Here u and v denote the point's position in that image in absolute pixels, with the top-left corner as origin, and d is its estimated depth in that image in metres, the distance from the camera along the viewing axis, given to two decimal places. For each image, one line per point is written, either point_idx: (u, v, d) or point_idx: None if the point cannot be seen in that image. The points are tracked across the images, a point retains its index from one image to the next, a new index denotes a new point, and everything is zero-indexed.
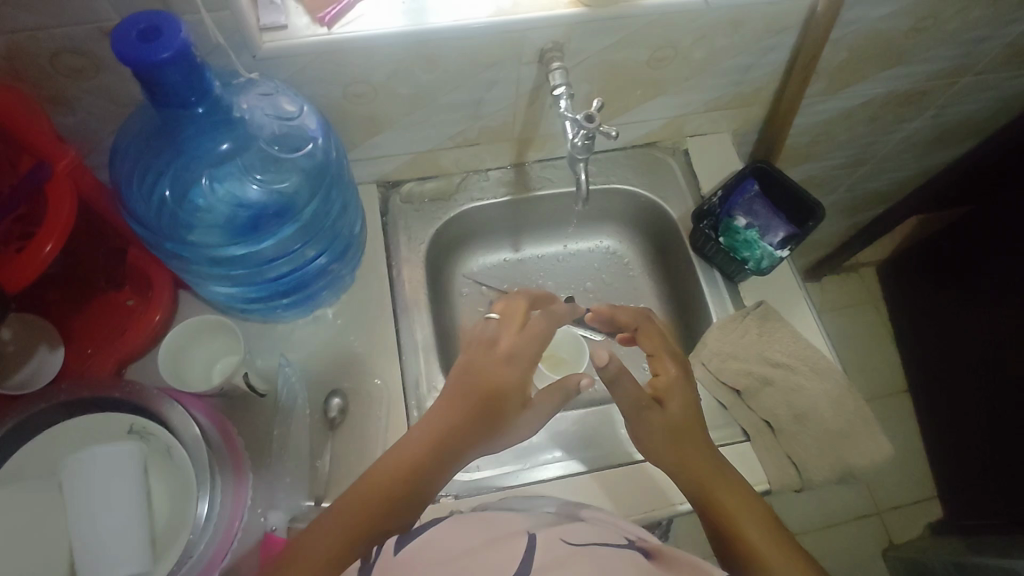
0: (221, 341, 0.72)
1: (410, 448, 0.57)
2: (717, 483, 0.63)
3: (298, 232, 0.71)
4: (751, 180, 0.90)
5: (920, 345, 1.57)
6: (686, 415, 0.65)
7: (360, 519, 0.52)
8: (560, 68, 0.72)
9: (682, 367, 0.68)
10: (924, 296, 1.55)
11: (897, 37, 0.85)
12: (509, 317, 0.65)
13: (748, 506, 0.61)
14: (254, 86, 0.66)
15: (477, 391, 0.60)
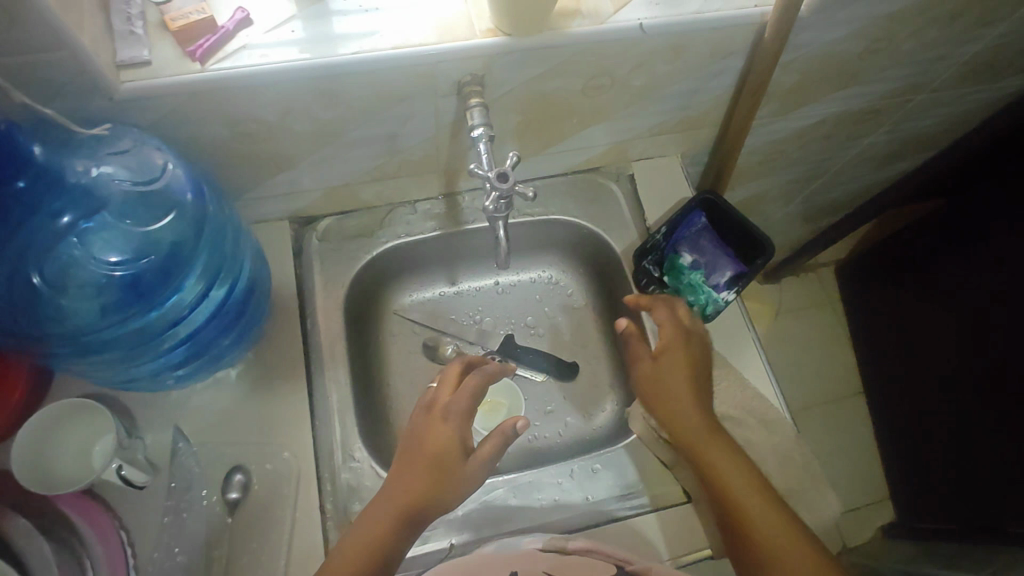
0: (92, 426, 0.63)
1: (385, 510, 0.60)
2: (726, 465, 0.64)
3: (189, 302, 0.61)
4: (698, 213, 0.84)
5: (876, 345, 1.42)
6: (691, 384, 0.69)
7: (371, 557, 0.57)
8: (479, 105, 0.64)
9: (685, 340, 0.71)
10: (877, 290, 1.40)
11: (852, 59, 0.79)
12: (445, 381, 0.68)
13: (758, 491, 0.62)
14: (107, 142, 0.57)
15: (427, 457, 0.61)
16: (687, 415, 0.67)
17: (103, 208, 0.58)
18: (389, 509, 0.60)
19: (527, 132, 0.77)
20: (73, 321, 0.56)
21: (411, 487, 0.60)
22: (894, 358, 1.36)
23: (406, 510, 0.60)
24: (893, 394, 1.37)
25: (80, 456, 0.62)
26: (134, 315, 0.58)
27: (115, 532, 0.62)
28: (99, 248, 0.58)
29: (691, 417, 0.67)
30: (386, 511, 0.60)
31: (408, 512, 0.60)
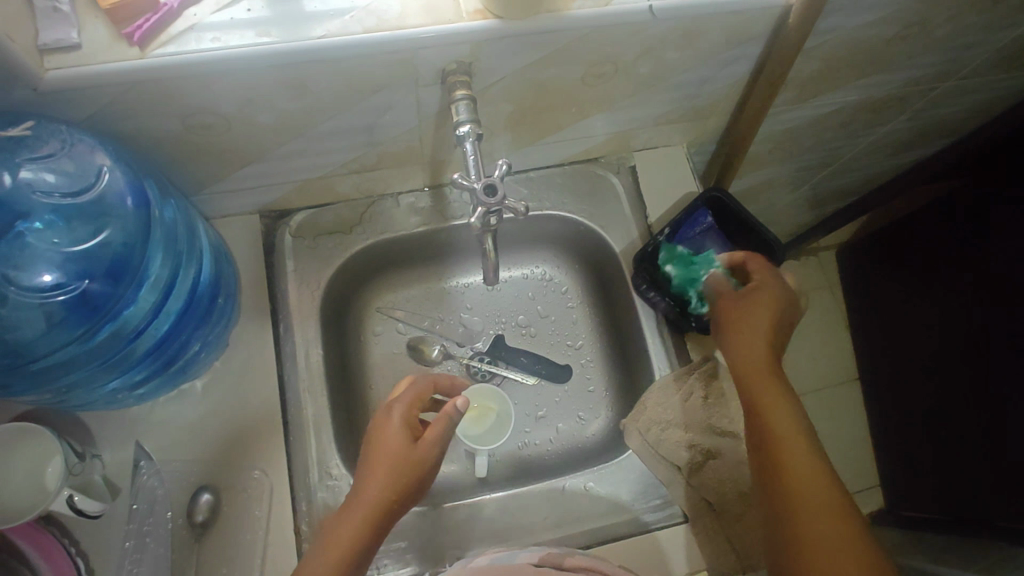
0: (39, 446, 0.57)
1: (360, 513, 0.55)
2: (780, 414, 0.59)
3: (146, 314, 0.56)
4: (704, 212, 0.78)
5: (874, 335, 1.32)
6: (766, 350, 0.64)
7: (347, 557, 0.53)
8: (465, 97, 0.57)
9: (780, 304, 0.67)
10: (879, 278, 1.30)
11: (879, 45, 0.72)
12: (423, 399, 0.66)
13: (819, 480, 0.55)
14: (27, 145, 0.49)
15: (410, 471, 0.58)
16: (754, 358, 0.64)
17: (32, 219, 0.51)
18: (355, 522, 0.55)
19: (520, 121, 0.70)
20: (16, 346, 0.51)
21: (385, 489, 0.56)
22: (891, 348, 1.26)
23: (380, 507, 0.56)
24: (888, 386, 1.27)
25: (27, 481, 0.56)
26: (85, 335, 0.53)
27: (68, 559, 0.58)
28: (26, 267, 0.51)
29: (756, 356, 0.64)
30: (364, 500, 0.56)
31: (380, 512, 0.56)
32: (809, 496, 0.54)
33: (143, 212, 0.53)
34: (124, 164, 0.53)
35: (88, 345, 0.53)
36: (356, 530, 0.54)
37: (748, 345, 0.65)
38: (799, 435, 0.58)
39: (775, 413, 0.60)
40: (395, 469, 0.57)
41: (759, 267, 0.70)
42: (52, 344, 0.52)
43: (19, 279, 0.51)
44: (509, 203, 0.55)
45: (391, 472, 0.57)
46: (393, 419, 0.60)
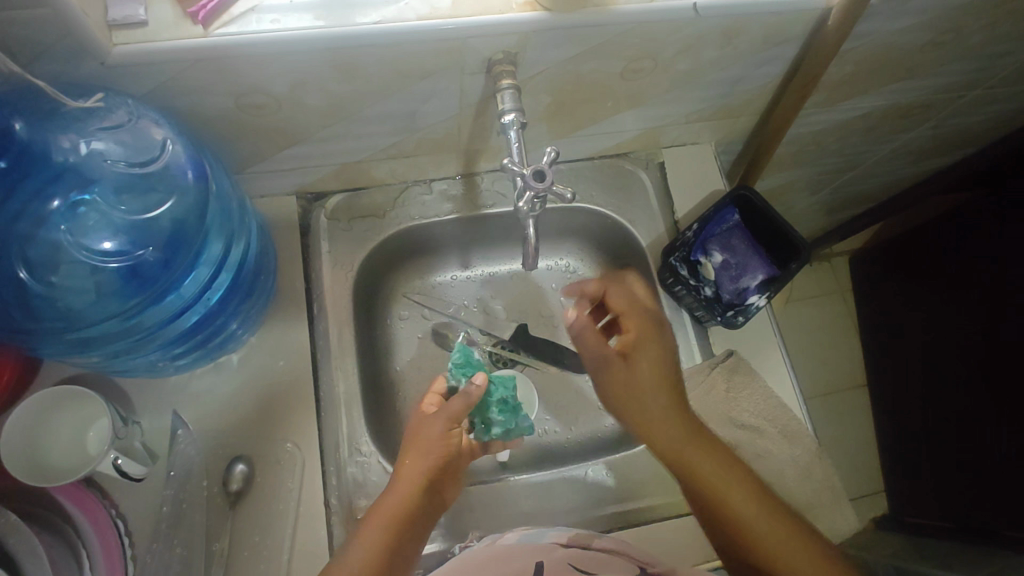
0: (87, 408, 0.59)
1: (407, 485, 0.60)
2: (699, 459, 0.62)
3: (193, 291, 0.57)
4: (732, 210, 0.79)
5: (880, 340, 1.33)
6: (650, 379, 0.64)
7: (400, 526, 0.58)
8: (511, 87, 0.58)
9: (648, 325, 0.67)
10: (886, 284, 1.31)
11: (913, 52, 0.73)
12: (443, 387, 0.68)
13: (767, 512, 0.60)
14: (95, 116, 0.51)
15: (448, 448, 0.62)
16: (652, 417, 0.64)
17: (98, 187, 0.54)
18: (399, 499, 0.59)
19: (556, 113, 0.71)
20: (69, 312, 0.52)
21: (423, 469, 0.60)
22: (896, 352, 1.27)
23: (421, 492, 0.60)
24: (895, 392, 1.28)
25: (76, 442, 0.59)
26: (135, 308, 0.54)
27: (109, 523, 0.59)
28: (89, 234, 0.54)
29: (659, 426, 0.63)
30: (408, 483, 0.60)
31: (421, 496, 0.60)
32: (761, 532, 0.59)
33: (202, 185, 0.55)
34: (186, 139, 0.55)
35: (133, 321, 0.54)
36: (403, 509, 0.59)
37: (648, 411, 0.64)
38: (711, 472, 0.61)
39: (691, 456, 0.62)
40: (437, 459, 0.61)
41: (620, 303, 0.67)
42: (102, 314, 0.53)
43: (85, 244, 0.54)
44: (555, 189, 0.56)
45: (434, 461, 0.61)
46: (430, 412, 0.65)
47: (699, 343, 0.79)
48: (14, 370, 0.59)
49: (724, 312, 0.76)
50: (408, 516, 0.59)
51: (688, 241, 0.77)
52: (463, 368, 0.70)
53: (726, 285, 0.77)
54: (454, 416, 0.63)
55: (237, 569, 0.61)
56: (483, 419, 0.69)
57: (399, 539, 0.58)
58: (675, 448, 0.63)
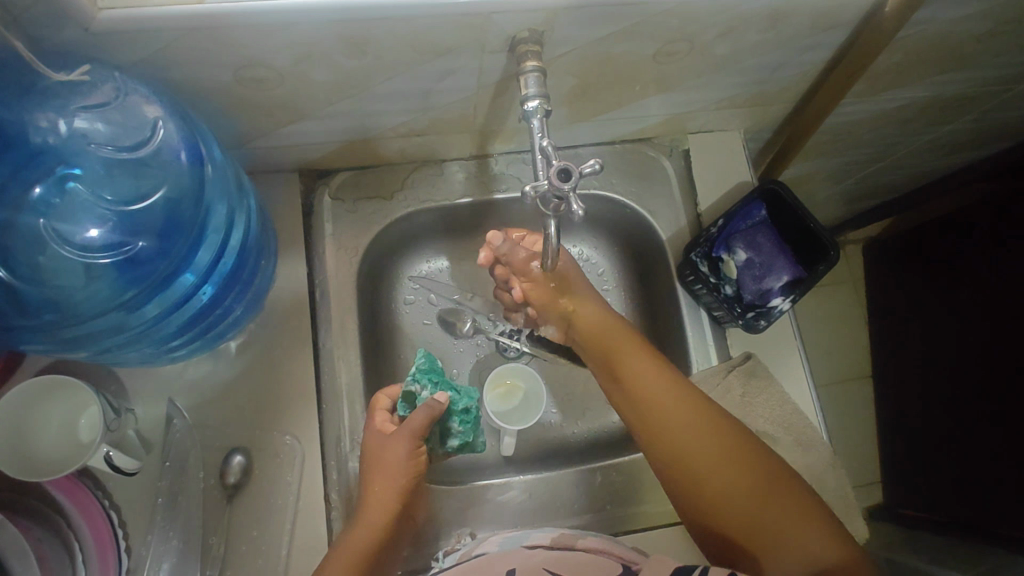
0: (74, 396, 0.57)
1: (375, 519, 0.58)
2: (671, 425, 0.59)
3: (205, 266, 0.54)
4: (758, 206, 0.74)
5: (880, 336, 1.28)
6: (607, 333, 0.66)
7: (368, 562, 0.56)
8: (536, 69, 0.53)
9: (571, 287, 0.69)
10: (889, 274, 1.27)
11: (969, 41, 0.67)
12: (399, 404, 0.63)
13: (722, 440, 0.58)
14: (80, 91, 0.46)
15: (410, 481, 0.59)
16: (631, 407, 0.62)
17: (88, 170, 0.50)
18: (366, 534, 0.57)
19: (580, 97, 0.66)
20: (63, 305, 0.49)
21: (390, 496, 0.58)
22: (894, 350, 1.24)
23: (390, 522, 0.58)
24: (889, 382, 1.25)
25: (65, 433, 0.56)
26: (131, 300, 0.51)
27: (102, 512, 0.57)
28: (72, 221, 0.50)
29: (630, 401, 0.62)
30: (379, 510, 0.58)
31: (390, 519, 0.59)
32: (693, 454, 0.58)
33: (197, 168, 0.51)
34: (182, 118, 0.51)
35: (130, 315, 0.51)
36: (371, 546, 0.57)
37: (640, 378, 0.62)
38: (718, 459, 0.57)
39: (687, 428, 0.59)
40: (407, 479, 0.59)
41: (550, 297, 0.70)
42: (96, 309, 0.50)
43: (67, 235, 0.50)
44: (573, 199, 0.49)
45: (401, 486, 0.59)
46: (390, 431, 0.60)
47: (716, 343, 0.76)
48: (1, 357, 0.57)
49: (745, 314, 0.72)
50: (377, 549, 0.57)
51: (711, 236, 0.73)
52: (426, 376, 0.63)
53: (749, 286, 0.73)
54: (414, 443, 0.59)
55: (234, 563, 0.60)
56: (443, 429, 0.64)
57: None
58: (691, 446, 0.58)
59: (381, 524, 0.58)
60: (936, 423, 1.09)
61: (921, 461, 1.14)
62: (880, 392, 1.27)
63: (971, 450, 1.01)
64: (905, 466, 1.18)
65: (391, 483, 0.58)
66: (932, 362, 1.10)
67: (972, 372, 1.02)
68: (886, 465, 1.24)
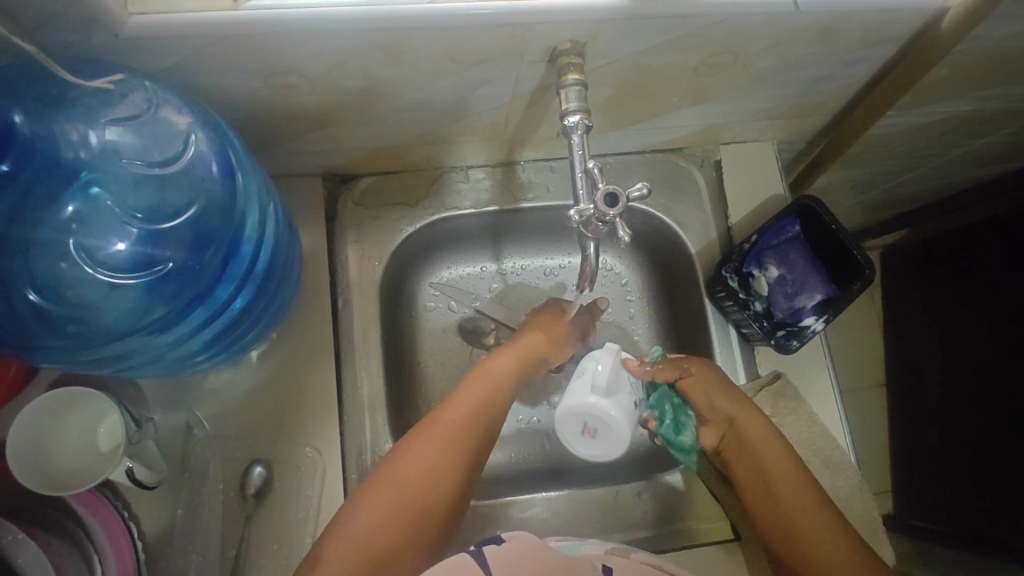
0: (95, 407, 0.56)
1: (438, 442, 0.57)
2: (763, 439, 0.64)
3: (231, 289, 0.52)
4: (792, 222, 0.72)
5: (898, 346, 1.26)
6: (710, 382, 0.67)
7: (424, 485, 0.55)
8: (576, 82, 0.51)
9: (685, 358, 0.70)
10: (905, 284, 1.24)
11: (1020, 57, 0.65)
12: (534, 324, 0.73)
13: (794, 469, 0.62)
14: (110, 102, 0.45)
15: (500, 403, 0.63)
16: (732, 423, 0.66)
17: (116, 181, 0.49)
18: (424, 458, 0.56)
19: (616, 106, 0.64)
20: (86, 319, 0.48)
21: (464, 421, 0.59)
22: (912, 363, 1.21)
23: (461, 440, 0.58)
24: (903, 393, 1.23)
25: (86, 446, 0.55)
26: (161, 317, 0.50)
27: (121, 524, 0.56)
28: (100, 237, 0.49)
29: (730, 407, 0.66)
30: (448, 429, 0.58)
31: (468, 433, 0.59)
32: (778, 472, 0.61)
33: (228, 182, 0.50)
34: (214, 126, 0.48)
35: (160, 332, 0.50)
36: (426, 474, 0.55)
37: (724, 402, 0.66)
38: (795, 487, 0.60)
39: (769, 452, 0.63)
40: (489, 390, 0.63)
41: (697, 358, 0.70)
42: (120, 328, 0.48)
43: (96, 252, 0.49)
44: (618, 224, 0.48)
45: (487, 398, 0.62)
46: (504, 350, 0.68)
47: (745, 362, 0.74)
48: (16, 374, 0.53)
49: (775, 332, 0.70)
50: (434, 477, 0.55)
51: (744, 252, 0.72)
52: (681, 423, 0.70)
53: (780, 303, 0.72)
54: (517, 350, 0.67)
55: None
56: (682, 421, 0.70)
57: (416, 495, 0.55)
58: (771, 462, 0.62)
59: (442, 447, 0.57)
60: (948, 436, 1.08)
61: (933, 475, 1.12)
62: (897, 404, 1.25)
63: (981, 464, 0.99)
64: (917, 479, 1.16)
65: (477, 387, 0.63)
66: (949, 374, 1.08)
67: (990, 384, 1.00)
68: (896, 477, 1.23)
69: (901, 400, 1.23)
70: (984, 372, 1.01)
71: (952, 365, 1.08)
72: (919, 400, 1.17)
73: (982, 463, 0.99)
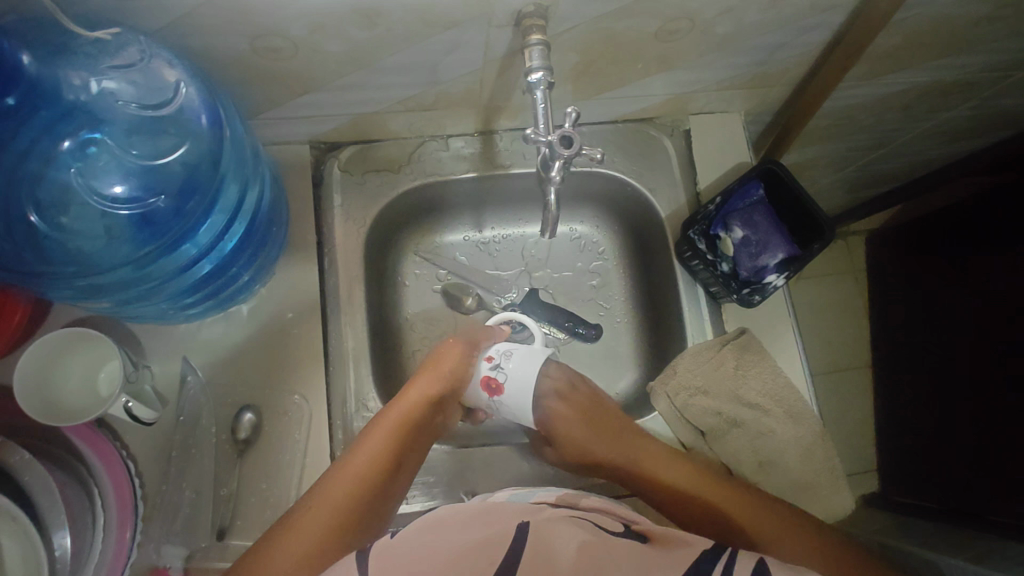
0: (96, 349, 0.60)
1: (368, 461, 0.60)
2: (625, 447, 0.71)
3: (207, 242, 0.57)
4: (756, 184, 0.75)
5: (879, 321, 1.25)
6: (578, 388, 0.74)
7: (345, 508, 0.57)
8: (540, 43, 0.55)
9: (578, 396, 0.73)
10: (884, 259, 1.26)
11: (966, 25, 0.69)
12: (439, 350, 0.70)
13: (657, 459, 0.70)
14: (108, 54, 0.49)
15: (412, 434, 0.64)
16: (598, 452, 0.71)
17: (113, 132, 0.54)
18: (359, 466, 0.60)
19: (584, 73, 0.68)
20: (84, 258, 0.53)
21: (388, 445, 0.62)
22: (887, 334, 1.23)
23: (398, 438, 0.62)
24: (885, 365, 1.22)
25: (88, 384, 0.60)
26: (148, 256, 0.55)
27: (120, 461, 0.60)
28: (99, 177, 0.54)
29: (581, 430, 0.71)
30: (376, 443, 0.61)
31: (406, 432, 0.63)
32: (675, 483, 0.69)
33: (215, 132, 0.55)
34: (202, 82, 0.54)
35: (146, 268, 0.55)
36: (351, 493, 0.58)
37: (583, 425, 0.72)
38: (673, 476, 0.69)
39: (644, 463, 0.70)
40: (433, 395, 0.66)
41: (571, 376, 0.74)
42: (115, 262, 0.54)
43: (96, 188, 0.54)
44: (585, 153, 0.54)
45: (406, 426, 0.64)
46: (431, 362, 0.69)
47: (714, 321, 0.78)
48: (26, 311, 0.60)
49: (740, 290, 0.74)
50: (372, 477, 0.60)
51: (709, 214, 0.75)
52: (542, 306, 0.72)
53: (745, 263, 0.75)
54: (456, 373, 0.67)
55: (244, 514, 0.63)
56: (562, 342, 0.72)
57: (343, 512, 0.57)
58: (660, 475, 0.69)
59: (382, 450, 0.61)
60: (926, 402, 1.08)
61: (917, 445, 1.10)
62: (879, 377, 1.24)
63: (954, 430, 1.00)
64: (897, 450, 1.15)
65: (423, 386, 0.66)
66: (924, 341, 1.09)
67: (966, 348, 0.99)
68: (879, 447, 1.22)
69: (882, 375, 1.22)
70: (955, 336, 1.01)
71: (926, 332, 1.09)
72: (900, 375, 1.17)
73: (954, 423, 1.00)
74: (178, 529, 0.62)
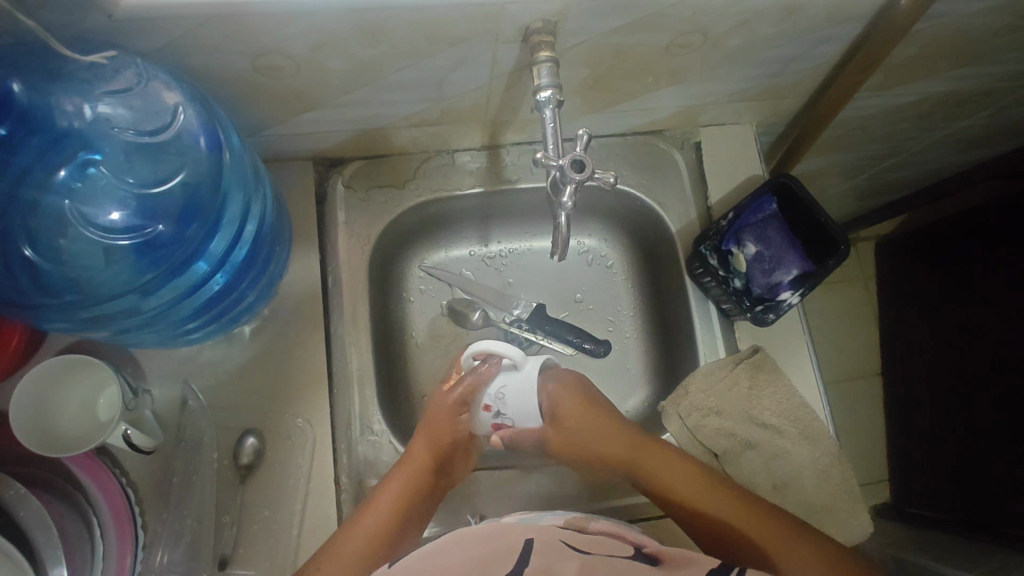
0: (96, 374, 0.59)
1: (384, 501, 0.62)
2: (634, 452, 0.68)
3: (218, 257, 0.56)
4: (769, 199, 0.73)
5: (888, 330, 1.23)
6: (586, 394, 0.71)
7: (372, 545, 0.59)
8: (549, 60, 0.53)
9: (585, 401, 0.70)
10: (892, 268, 1.23)
11: (986, 35, 0.67)
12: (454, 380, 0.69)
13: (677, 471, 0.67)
14: (104, 79, 0.48)
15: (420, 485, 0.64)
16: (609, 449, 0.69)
17: (111, 158, 0.53)
18: (384, 503, 0.61)
19: (592, 87, 0.66)
20: (83, 287, 0.52)
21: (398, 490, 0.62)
22: (896, 344, 1.20)
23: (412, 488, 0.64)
24: (893, 375, 1.20)
25: (86, 409, 0.59)
26: (149, 283, 0.54)
27: (120, 490, 0.58)
28: (98, 204, 0.54)
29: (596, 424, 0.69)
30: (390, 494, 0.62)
31: (415, 484, 0.64)
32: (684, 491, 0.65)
33: (215, 155, 0.54)
34: (202, 104, 0.53)
35: (149, 296, 0.54)
36: (381, 525, 0.60)
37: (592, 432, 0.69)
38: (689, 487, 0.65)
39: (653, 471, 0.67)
40: (432, 449, 0.66)
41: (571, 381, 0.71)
42: (113, 292, 0.53)
43: (91, 217, 0.53)
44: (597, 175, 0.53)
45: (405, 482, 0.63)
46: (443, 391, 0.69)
47: (727, 338, 0.76)
48: (23, 337, 0.59)
49: (754, 307, 0.72)
50: (389, 526, 0.61)
51: (721, 230, 0.73)
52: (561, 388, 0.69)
53: (758, 279, 0.73)
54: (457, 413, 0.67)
55: (247, 541, 0.62)
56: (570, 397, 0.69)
57: (374, 546, 0.60)
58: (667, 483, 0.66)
59: (391, 510, 0.61)
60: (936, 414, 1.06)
61: (926, 458, 1.08)
62: (888, 388, 1.22)
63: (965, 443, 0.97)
64: (907, 462, 1.13)
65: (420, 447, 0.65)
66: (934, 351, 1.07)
67: (976, 359, 0.97)
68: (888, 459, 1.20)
69: (893, 387, 1.20)
70: (965, 346, 0.99)
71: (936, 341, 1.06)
72: (913, 381, 1.14)
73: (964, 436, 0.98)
74: (179, 556, 0.61)
